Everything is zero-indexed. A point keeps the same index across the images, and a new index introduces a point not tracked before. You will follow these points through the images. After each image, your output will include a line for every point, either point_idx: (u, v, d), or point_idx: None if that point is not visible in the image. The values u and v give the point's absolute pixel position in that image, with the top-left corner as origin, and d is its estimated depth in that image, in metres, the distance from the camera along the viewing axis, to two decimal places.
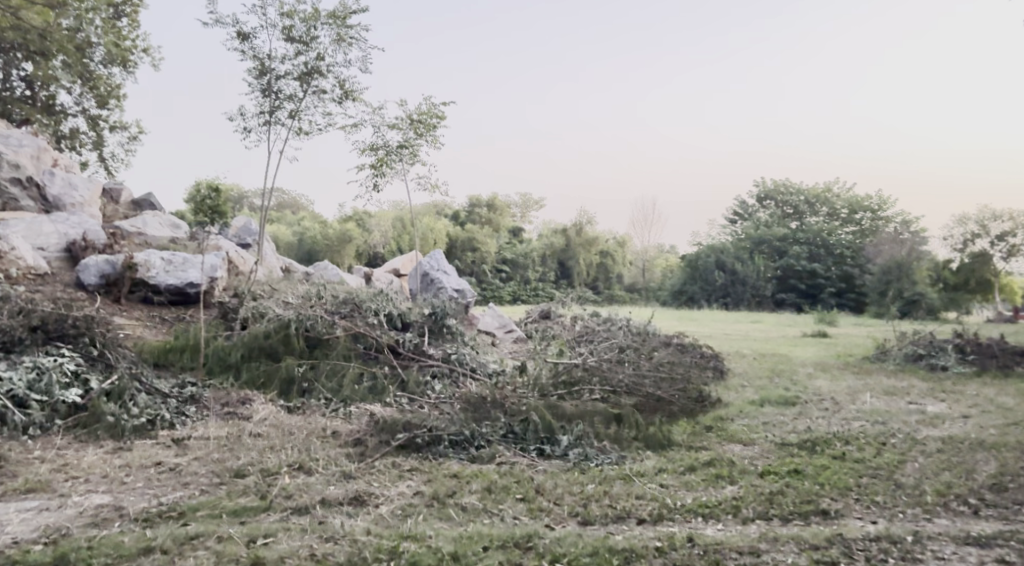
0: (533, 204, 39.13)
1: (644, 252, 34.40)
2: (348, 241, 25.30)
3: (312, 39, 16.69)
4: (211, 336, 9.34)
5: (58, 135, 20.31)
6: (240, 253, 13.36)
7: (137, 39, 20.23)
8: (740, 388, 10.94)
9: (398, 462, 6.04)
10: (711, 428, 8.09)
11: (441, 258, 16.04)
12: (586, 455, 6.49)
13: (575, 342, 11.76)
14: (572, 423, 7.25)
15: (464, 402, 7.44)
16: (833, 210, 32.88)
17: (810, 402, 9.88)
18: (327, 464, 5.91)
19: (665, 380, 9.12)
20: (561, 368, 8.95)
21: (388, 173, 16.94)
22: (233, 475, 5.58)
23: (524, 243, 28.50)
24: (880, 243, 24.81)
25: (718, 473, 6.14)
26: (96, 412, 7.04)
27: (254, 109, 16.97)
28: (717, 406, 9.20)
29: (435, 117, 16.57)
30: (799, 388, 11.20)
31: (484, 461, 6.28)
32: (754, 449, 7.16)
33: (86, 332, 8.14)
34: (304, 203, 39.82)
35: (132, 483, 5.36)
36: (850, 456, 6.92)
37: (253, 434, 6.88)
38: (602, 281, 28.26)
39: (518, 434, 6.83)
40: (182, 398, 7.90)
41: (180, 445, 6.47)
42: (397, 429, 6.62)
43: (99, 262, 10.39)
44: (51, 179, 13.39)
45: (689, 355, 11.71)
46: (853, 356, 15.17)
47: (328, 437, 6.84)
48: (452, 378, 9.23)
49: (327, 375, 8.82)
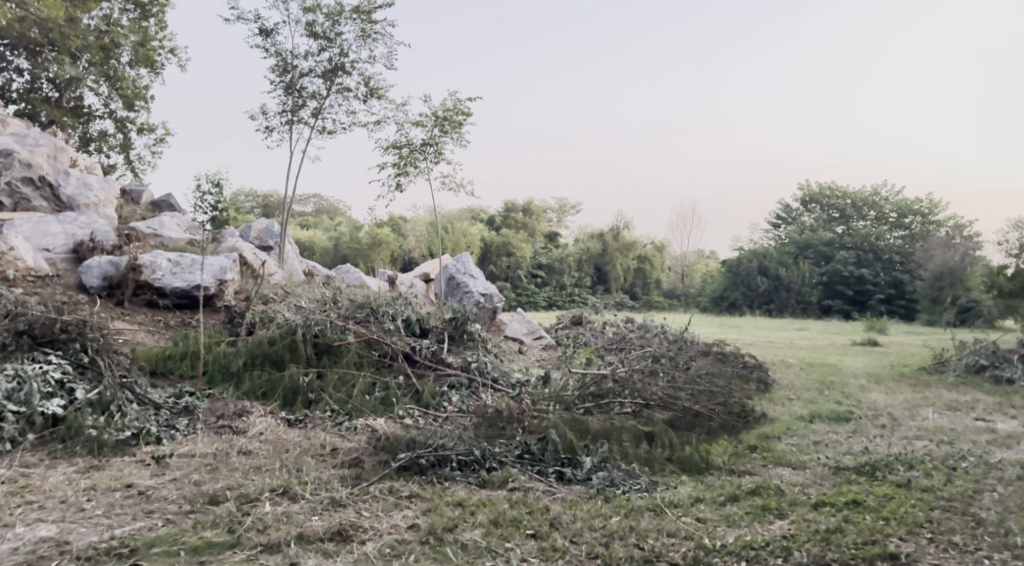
0: (570, 208, 38.47)
1: (683, 257, 33.44)
2: (380, 245, 24.78)
3: (336, 35, 16.13)
4: (213, 343, 8.74)
5: (86, 137, 20.10)
6: (258, 256, 12.83)
7: (164, 39, 19.93)
8: (786, 401, 10.06)
9: (395, 488, 5.31)
10: (756, 448, 7.26)
11: (468, 261, 15.32)
12: (611, 481, 5.70)
13: (606, 351, 10.98)
14: (597, 442, 6.46)
15: (480, 417, 6.69)
16: (881, 214, 31.71)
17: (866, 419, 8.97)
18: (316, 489, 5.21)
19: (703, 393, 8.30)
20: (589, 379, 8.15)
21: (412, 172, 16.33)
22: (207, 501, 4.89)
23: (560, 248, 27.82)
24: (932, 247, 23.65)
25: (764, 504, 5.30)
26: (75, 424, 6.47)
27: (278, 107, 16.48)
28: (761, 423, 8.37)
29: (462, 114, 15.92)
30: (851, 401, 10.27)
31: (494, 487, 5.53)
32: (804, 474, 6.32)
33: (78, 337, 7.57)
34: (343, 208, 39.76)
35: (90, 509, 4.69)
36: (918, 483, 6.02)
37: (244, 451, 6.22)
38: (640, 286, 27.35)
39: (536, 455, 6.04)
40: (175, 409, 7.32)
41: (160, 464, 5.83)
42: (399, 448, 5.91)
43: (102, 263, 9.88)
44: (65, 178, 13.03)
45: (731, 365, 10.86)
46: (908, 366, 14.14)
47: (324, 455, 6.15)
48: (471, 389, 8.52)
49: (336, 385, 8.17)
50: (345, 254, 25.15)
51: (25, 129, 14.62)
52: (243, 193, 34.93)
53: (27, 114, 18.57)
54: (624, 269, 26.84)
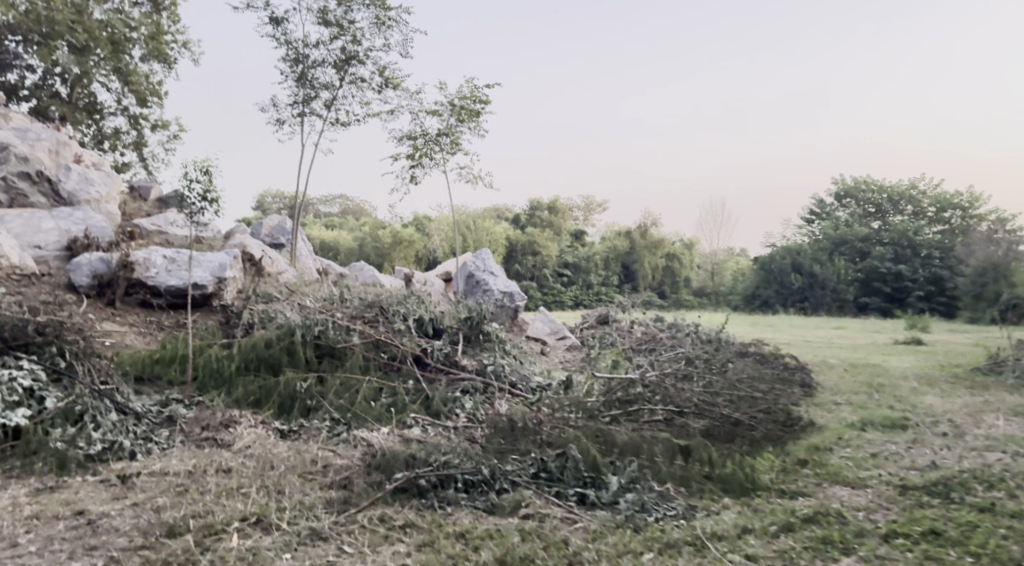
0: (597, 206, 37.54)
1: (713, 255, 32.40)
2: (402, 244, 24.09)
3: (348, 23, 15.43)
4: (205, 345, 8.04)
5: (99, 135, 19.59)
6: (268, 253, 12.16)
7: (176, 33, 19.41)
8: (834, 407, 9.14)
9: (388, 516, 4.53)
10: (807, 464, 6.38)
11: (488, 257, 14.51)
12: (642, 505, 4.86)
13: (635, 351, 10.12)
14: (623, 459, 5.62)
15: (492, 429, 5.91)
16: (919, 209, 30.17)
17: (925, 427, 8.04)
18: (296, 517, 4.45)
19: (744, 400, 7.48)
20: (615, 384, 7.36)
21: (427, 163, 15.60)
22: (163, 533, 4.17)
23: (587, 246, 26.86)
24: (973, 243, 22.26)
25: (825, 537, 4.44)
26: (37, 439, 5.78)
27: (289, 100, 15.87)
28: (809, 433, 7.49)
29: (479, 102, 15.16)
30: (906, 407, 9.30)
31: (504, 513, 4.72)
32: (868, 495, 5.43)
33: (55, 340, 6.82)
34: (368, 209, 39.13)
35: (22, 545, 4.00)
36: (1005, 507, 5.04)
37: (223, 468, 5.49)
38: (668, 285, 26.20)
39: (554, 474, 5.20)
40: (157, 419, 6.64)
41: (125, 485, 5.12)
42: (397, 467, 5.14)
43: (92, 260, 9.27)
44: (65, 174, 12.49)
45: (772, 367, 9.96)
46: (960, 367, 13.08)
47: (314, 473, 5.41)
48: (487, 395, 7.75)
49: (337, 391, 7.39)
50: (367, 255, 24.52)
51: (28, 124, 14.11)
52: (269, 194, 34.49)
53: (37, 110, 18.12)
54: (651, 267, 25.91)
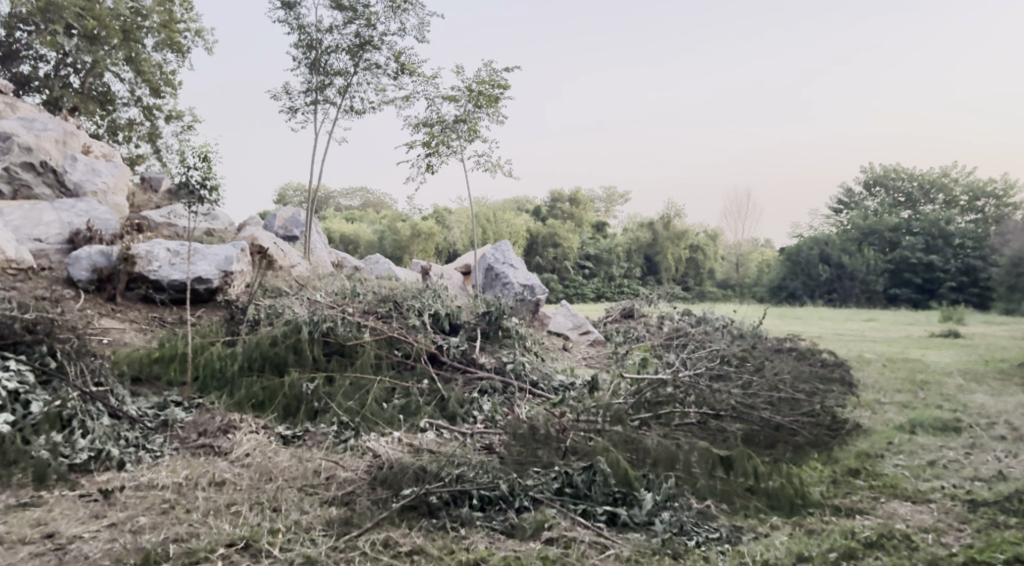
0: (619, 197, 36.79)
1: (738, 247, 31.57)
2: (422, 236, 23.65)
3: (363, 6, 14.88)
4: (207, 344, 7.56)
5: (113, 127, 19.25)
6: (280, 245, 11.72)
7: (189, 21, 19.04)
8: (879, 408, 8.50)
9: (394, 541, 4.03)
10: (859, 474, 5.78)
11: (507, 249, 13.94)
12: (680, 527, 4.33)
13: (665, 347, 9.55)
14: (656, 471, 5.06)
15: (511, 436, 5.35)
16: (952, 197, 29.01)
17: (982, 430, 7.38)
18: (292, 540, 3.98)
19: (786, 401, 6.88)
20: (645, 385, 6.80)
21: (444, 151, 15.06)
22: (137, 562, 3.70)
23: (608, 238, 25.89)
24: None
25: None
26: (17, 448, 5.33)
27: (303, 88, 15.43)
28: (857, 437, 6.90)
29: (497, 87, 14.59)
30: (956, 406, 8.63)
31: (524, 536, 4.19)
32: (934, 513, 4.84)
33: (45, 339, 6.34)
34: (389, 202, 38.59)
35: None
36: None
37: (216, 480, 5.00)
38: (692, 276, 25.34)
39: (580, 489, 4.65)
40: (152, 424, 6.19)
41: (108, 500, 4.66)
42: (405, 482, 4.63)
43: (92, 253, 8.85)
44: (72, 165, 12.12)
45: (810, 363, 9.34)
46: (1007, 362, 12.31)
47: (317, 487, 4.91)
48: (506, 396, 7.22)
49: (346, 392, 6.88)
50: (385, 248, 24.02)
51: (37, 114, 13.78)
52: (290, 186, 34.18)
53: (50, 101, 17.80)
54: (674, 258, 25.15)
